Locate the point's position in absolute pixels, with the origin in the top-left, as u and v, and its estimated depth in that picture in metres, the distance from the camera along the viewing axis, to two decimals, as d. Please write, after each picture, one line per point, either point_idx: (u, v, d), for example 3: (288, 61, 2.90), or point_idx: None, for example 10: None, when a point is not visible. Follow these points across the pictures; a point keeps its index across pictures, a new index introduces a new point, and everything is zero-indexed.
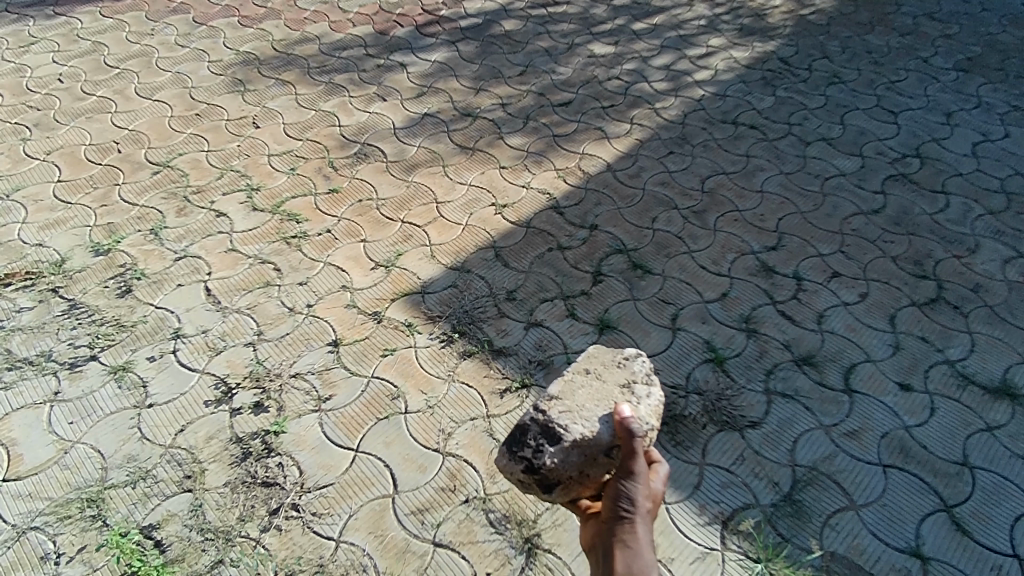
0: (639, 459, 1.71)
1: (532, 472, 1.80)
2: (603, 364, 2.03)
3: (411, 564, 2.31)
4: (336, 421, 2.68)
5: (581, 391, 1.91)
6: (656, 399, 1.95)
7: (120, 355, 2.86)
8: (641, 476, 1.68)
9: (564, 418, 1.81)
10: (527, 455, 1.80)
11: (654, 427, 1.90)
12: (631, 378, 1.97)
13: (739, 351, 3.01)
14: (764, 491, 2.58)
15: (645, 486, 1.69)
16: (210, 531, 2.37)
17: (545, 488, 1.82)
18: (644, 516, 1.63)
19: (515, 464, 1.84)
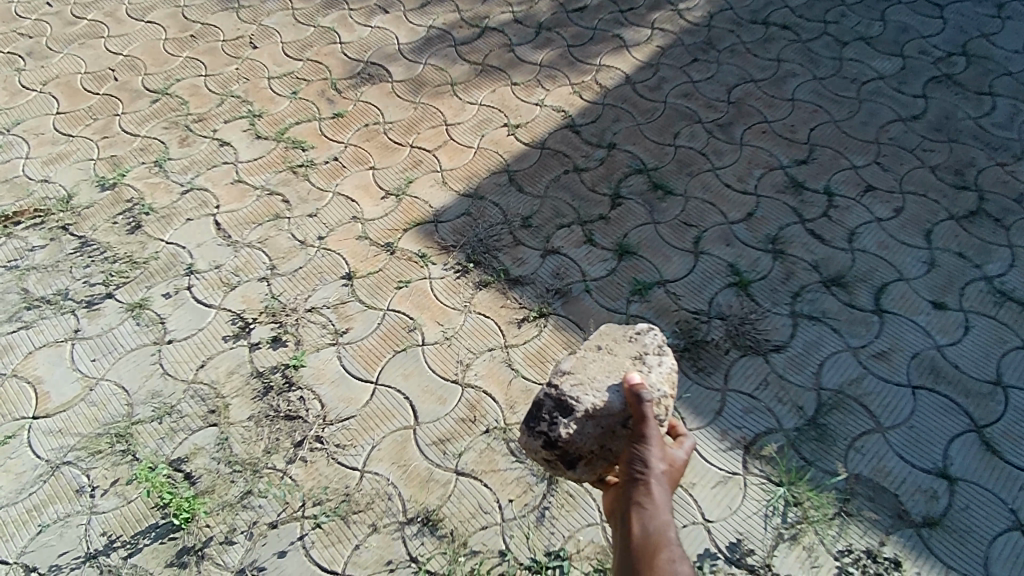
0: (651, 424, 1.62)
1: (551, 447, 1.76)
2: (614, 340, 1.95)
3: (434, 493, 2.35)
4: (353, 354, 2.66)
5: (593, 364, 1.86)
6: (670, 365, 1.88)
7: (136, 292, 2.83)
8: (653, 436, 1.61)
9: (576, 389, 1.77)
10: (543, 430, 1.77)
11: (668, 394, 1.83)
12: (643, 349, 1.89)
13: (765, 274, 2.91)
14: (788, 415, 2.55)
15: (660, 450, 1.61)
16: (238, 463, 2.41)
17: (567, 462, 1.78)
18: (660, 478, 1.56)
19: (535, 441, 1.80)
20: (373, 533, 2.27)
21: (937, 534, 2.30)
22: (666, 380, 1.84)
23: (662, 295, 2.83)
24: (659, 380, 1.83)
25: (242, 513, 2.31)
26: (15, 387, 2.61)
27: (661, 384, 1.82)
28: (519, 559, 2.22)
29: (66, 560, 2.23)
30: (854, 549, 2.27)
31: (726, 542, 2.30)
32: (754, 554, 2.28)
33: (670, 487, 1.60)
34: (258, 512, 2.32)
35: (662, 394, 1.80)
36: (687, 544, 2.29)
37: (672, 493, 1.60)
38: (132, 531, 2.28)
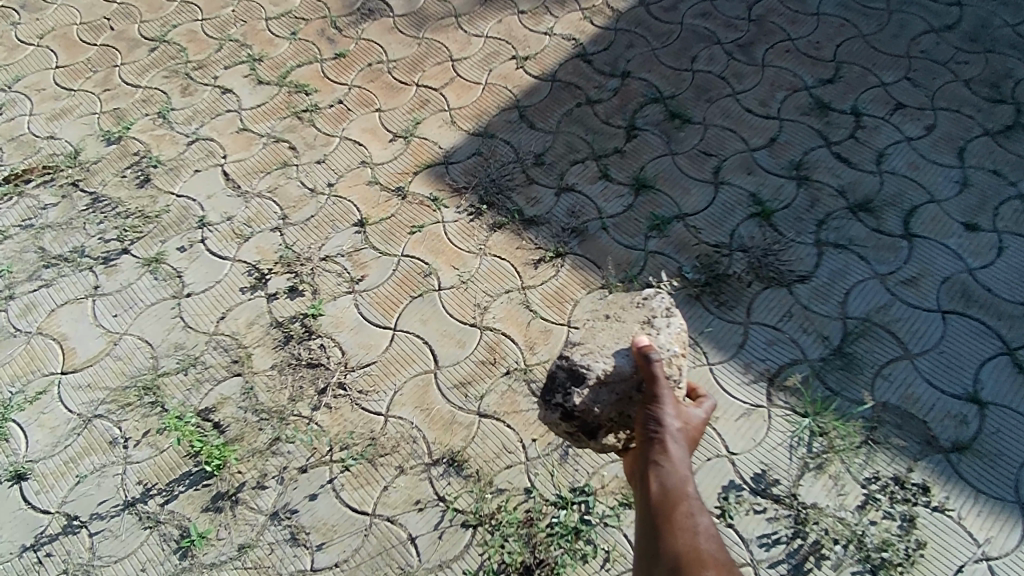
0: (663, 384, 1.62)
1: (569, 418, 1.74)
2: (621, 309, 1.93)
3: (458, 434, 2.36)
4: (371, 302, 2.64)
5: (602, 334, 1.84)
6: (679, 324, 1.84)
7: (151, 247, 2.82)
8: (666, 393, 1.61)
9: (586, 357, 1.75)
10: (559, 402, 1.75)
11: (679, 353, 1.78)
12: (650, 313, 1.85)
13: (788, 202, 2.81)
14: (813, 346, 2.51)
15: (673, 409, 1.61)
16: (265, 411, 2.44)
17: (588, 432, 1.76)
18: (676, 435, 1.57)
19: (553, 414, 1.78)
20: (400, 475, 2.31)
21: (967, 459, 2.28)
22: (676, 339, 1.80)
23: (681, 230, 2.76)
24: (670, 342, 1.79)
25: (272, 459, 2.36)
26: (40, 344, 2.63)
27: (672, 345, 1.78)
28: (545, 495, 2.26)
29: (106, 508, 2.29)
30: (881, 476, 2.27)
31: (751, 473, 2.31)
32: (779, 484, 2.28)
33: (688, 444, 1.61)
34: (288, 457, 2.36)
35: (673, 354, 1.76)
36: (712, 477, 2.31)
37: (690, 449, 1.60)
38: (167, 479, 2.34)
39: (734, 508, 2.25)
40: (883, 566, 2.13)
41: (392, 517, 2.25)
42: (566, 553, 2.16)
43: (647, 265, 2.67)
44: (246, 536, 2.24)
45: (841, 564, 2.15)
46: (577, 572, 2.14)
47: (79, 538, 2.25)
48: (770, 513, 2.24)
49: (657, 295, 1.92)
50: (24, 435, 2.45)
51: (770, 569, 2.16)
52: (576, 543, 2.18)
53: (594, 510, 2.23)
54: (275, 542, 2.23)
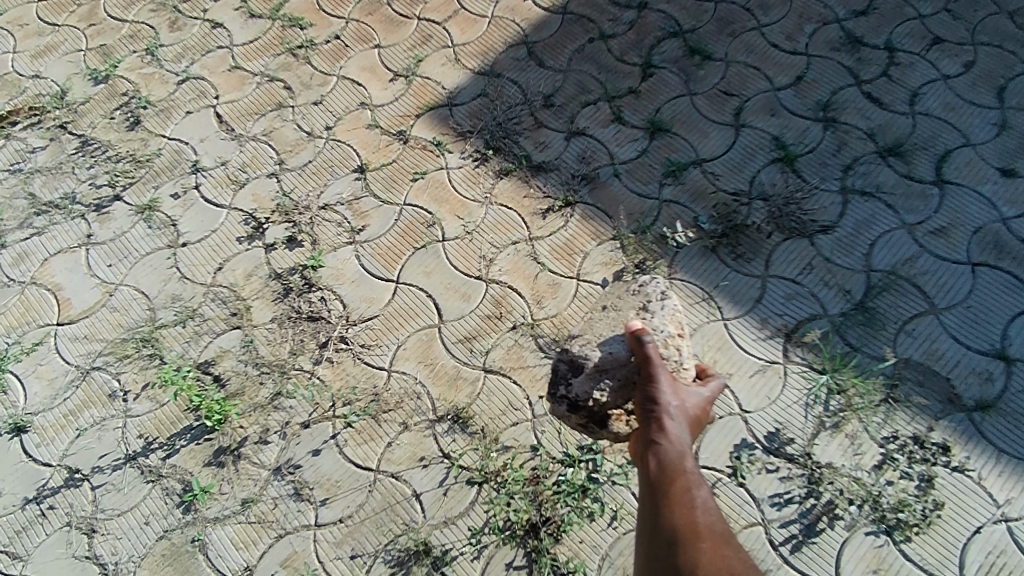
0: (657, 364, 1.54)
1: (574, 408, 1.72)
2: (618, 296, 1.85)
3: (463, 391, 2.30)
4: (372, 253, 2.54)
5: (599, 323, 1.76)
6: (672, 306, 1.77)
7: (144, 193, 2.71)
8: (659, 370, 1.55)
9: (585, 348, 1.72)
10: (563, 394, 1.73)
11: (675, 333, 1.73)
12: (645, 298, 1.77)
13: (814, 146, 2.64)
14: (833, 300, 2.39)
15: (670, 387, 1.55)
16: (265, 365, 2.38)
17: (598, 421, 1.73)
18: (673, 412, 1.52)
19: (560, 407, 1.76)
20: (404, 431, 2.27)
21: (990, 418, 2.20)
22: (671, 320, 1.73)
23: (698, 176, 2.61)
24: (663, 325, 1.72)
25: (274, 414, 2.31)
26: (35, 294, 2.56)
27: (665, 327, 1.71)
28: (551, 453, 2.21)
29: (107, 462, 2.27)
30: (899, 435, 2.20)
31: (764, 432, 2.24)
32: (794, 443, 2.22)
33: (688, 420, 1.55)
34: (290, 413, 2.31)
35: (666, 337, 1.70)
36: (723, 435, 2.24)
37: (691, 426, 1.54)
38: (169, 433, 2.30)
39: (746, 467, 2.19)
40: (899, 527, 2.08)
41: (396, 474, 2.21)
42: (573, 511, 2.13)
43: (661, 215, 2.54)
44: (249, 491, 2.22)
45: (855, 524, 2.10)
46: (583, 530, 2.11)
47: (82, 492, 2.23)
48: (783, 472, 2.19)
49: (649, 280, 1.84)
50: (22, 387, 2.40)
51: (781, 529, 2.12)
52: (583, 502, 2.14)
53: (602, 468, 2.18)
54: (278, 497, 2.21)
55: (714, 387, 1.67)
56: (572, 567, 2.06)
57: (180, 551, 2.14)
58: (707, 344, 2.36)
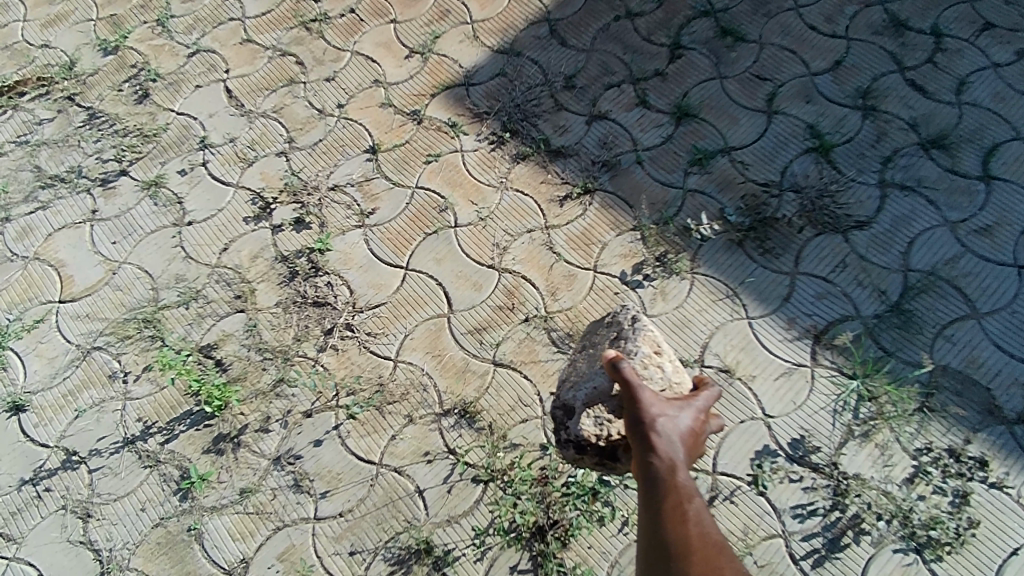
0: (635, 384, 1.46)
1: (580, 451, 1.66)
2: (598, 334, 1.87)
3: (471, 384, 2.21)
4: (382, 238, 2.44)
5: (583, 364, 1.82)
6: (644, 324, 1.74)
7: (151, 169, 2.63)
8: (639, 385, 1.46)
9: (571, 389, 1.74)
10: (565, 438, 1.68)
11: (651, 352, 1.69)
12: (618, 327, 1.77)
13: (851, 136, 2.49)
14: (867, 301, 2.25)
15: (654, 404, 1.44)
16: (268, 350, 2.30)
17: (610, 455, 1.65)
18: (660, 428, 1.39)
19: (570, 453, 1.71)
20: (409, 424, 2.18)
21: None
22: (645, 339, 1.70)
23: (726, 166, 2.47)
24: (637, 345, 1.70)
25: (276, 401, 2.24)
26: (38, 270, 2.50)
27: (640, 347, 1.69)
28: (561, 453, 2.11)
29: (105, 445, 2.21)
30: (934, 447, 2.07)
31: (788, 439, 2.11)
32: (820, 452, 2.09)
33: (685, 437, 1.41)
34: (292, 401, 2.24)
35: (641, 358, 1.67)
36: (745, 440, 2.12)
37: (688, 441, 1.41)
38: (168, 417, 2.24)
39: (768, 476, 2.07)
40: (929, 545, 1.96)
41: (399, 468, 2.13)
42: (582, 515, 2.04)
43: (685, 205, 2.41)
44: (248, 480, 2.15)
45: (882, 540, 1.98)
46: (592, 535, 2.02)
47: (78, 474, 2.18)
48: (806, 482, 2.06)
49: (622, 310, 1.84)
50: (22, 364, 2.35)
51: (803, 542, 2.00)
52: (593, 505, 2.05)
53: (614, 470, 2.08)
54: (278, 487, 2.13)
55: (709, 394, 1.52)
56: (579, 573, 1.97)
57: (175, 540, 2.08)
58: (730, 344, 2.23)
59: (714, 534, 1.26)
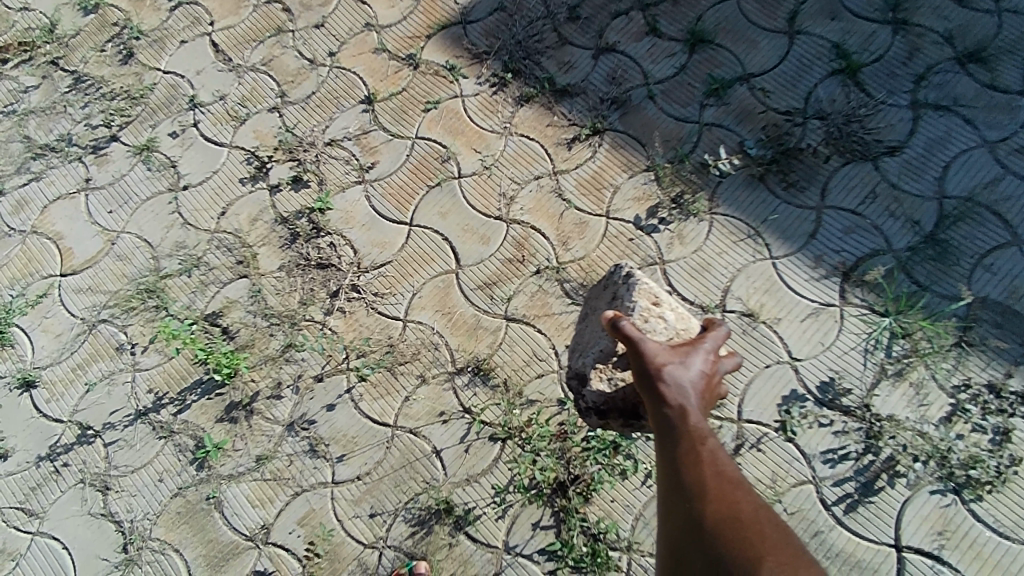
0: (637, 339, 1.37)
1: (603, 415, 1.57)
2: (598, 297, 1.78)
3: (483, 341, 2.13)
4: (383, 193, 2.34)
5: (587, 329, 1.73)
6: (638, 278, 1.64)
7: (142, 133, 2.53)
8: (640, 337, 1.38)
9: (578, 358, 1.66)
10: (584, 408, 1.60)
11: (649, 303, 1.58)
12: (614, 290, 1.68)
13: (880, 55, 2.31)
14: (899, 233, 2.12)
15: (660, 353, 1.35)
16: (275, 315, 2.24)
17: (633, 414, 1.56)
18: (668, 378, 1.31)
19: (594, 420, 1.62)
20: (422, 385, 2.12)
21: None
22: (641, 292, 1.60)
23: (745, 95, 2.31)
24: (632, 300, 1.59)
25: (286, 366, 2.19)
26: (37, 244, 2.44)
27: (636, 300, 1.58)
28: None
29: (118, 418, 2.19)
30: (972, 384, 1.98)
31: (817, 382, 2.03)
32: (850, 394, 2.01)
33: (698, 383, 1.33)
34: (302, 365, 2.18)
35: (639, 311, 1.56)
36: (771, 386, 2.04)
37: (700, 385, 1.33)
38: (178, 387, 2.20)
39: (797, 422, 2.00)
40: (969, 485, 1.89)
41: (415, 429, 2.08)
42: (604, 469, 1.99)
43: (702, 141, 2.27)
44: (263, 447, 2.12)
45: (919, 482, 1.91)
46: (615, 489, 1.98)
47: (94, 448, 2.16)
48: (837, 426, 1.99)
49: (618, 268, 1.74)
50: (29, 340, 2.32)
51: (835, 488, 1.94)
52: (615, 459, 1.99)
53: None
54: (294, 453, 2.10)
55: (717, 333, 1.44)
56: (604, 527, 1.94)
57: (195, 509, 2.07)
58: (753, 287, 2.12)
59: (731, 471, 1.21)
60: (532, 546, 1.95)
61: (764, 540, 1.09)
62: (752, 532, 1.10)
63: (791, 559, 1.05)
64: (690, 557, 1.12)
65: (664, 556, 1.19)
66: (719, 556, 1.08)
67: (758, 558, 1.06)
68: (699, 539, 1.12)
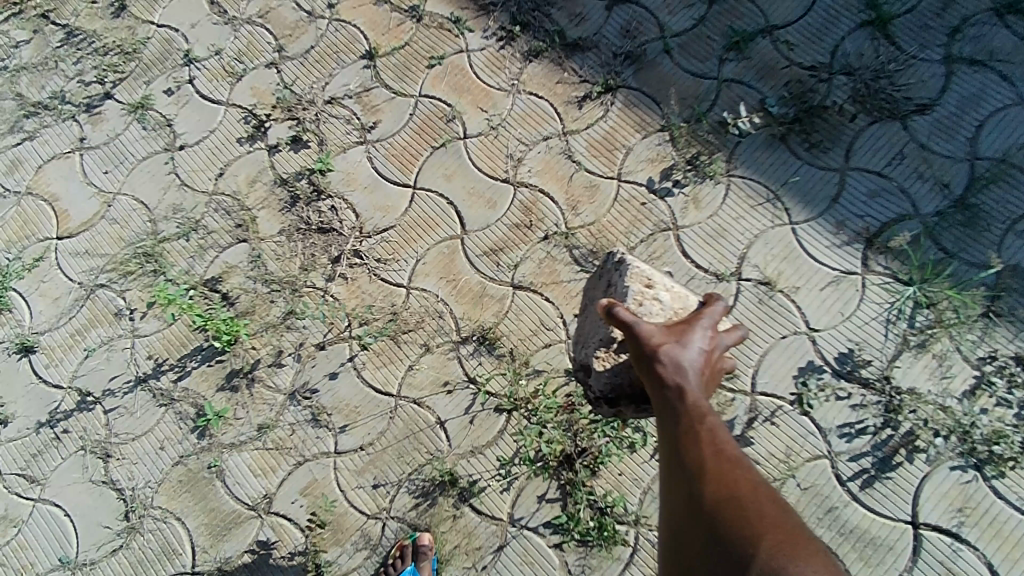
0: (632, 322, 1.31)
1: (613, 403, 1.50)
2: (595, 285, 1.70)
3: (489, 309, 2.06)
4: (385, 154, 2.24)
5: (587, 316, 1.66)
6: (630, 263, 1.56)
7: (136, 90, 2.43)
8: (635, 319, 1.32)
9: (581, 349, 1.59)
10: (593, 397, 1.53)
11: (643, 286, 1.50)
12: (609, 279, 1.61)
13: (913, 5, 2.15)
14: (927, 197, 2.00)
15: (655, 334, 1.28)
16: (275, 282, 2.17)
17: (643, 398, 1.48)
18: (664, 359, 1.24)
19: (607, 409, 1.55)
20: (426, 354, 2.06)
21: None
22: (633, 277, 1.51)
23: (768, 49, 2.17)
24: (625, 284, 1.51)
25: (288, 334, 2.13)
26: (32, 206, 2.38)
27: (628, 285, 1.50)
28: None
29: (118, 384, 2.15)
30: (998, 356, 1.89)
31: (836, 354, 1.94)
32: (870, 366, 1.92)
33: (697, 362, 1.25)
34: (303, 333, 2.12)
35: (633, 295, 1.48)
36: (787, 357, 1.95)
37: (699, 364, 1.25)
38: (178, 354, 2.16)
39: (814, 395, 1.92)
40: (991, 461, 1.82)
41: (419, 399, 2.03)
42: (612, 442, 1.93)
43: (720, 98, 2.15)
44: (265, 416, 2.08)
45: (939, 458, 1.84)
46: (624, 462, 1.92)
47: (95, 415, 2.13)
48: (855, 399, 1.91)
49: (613, 254, 1.65)
50: (27, 305, 2.27)
51: (851, 463, 1.87)
52: (623, 431, 1.93)
53: None
54: (296, 422, 2.06)
55: (715, 308, 1.37)
56: (611, 501, 1.89)
57: (198, 477, 2.05)
58: (772, 254, 2.02)
59: (731, 449, 1.15)
60: (538, 519, 1.91)
61: (765, 517, 1.03)
62: (752, 512, 1.04)
63: (792, 537, 0.99)
64: (691, 538, 1.07)
65: (666, 542, 1.14)
66: (718, 535, 1.03)
67: (757, 537, 1.00)
68: (700, 520, 1.07)
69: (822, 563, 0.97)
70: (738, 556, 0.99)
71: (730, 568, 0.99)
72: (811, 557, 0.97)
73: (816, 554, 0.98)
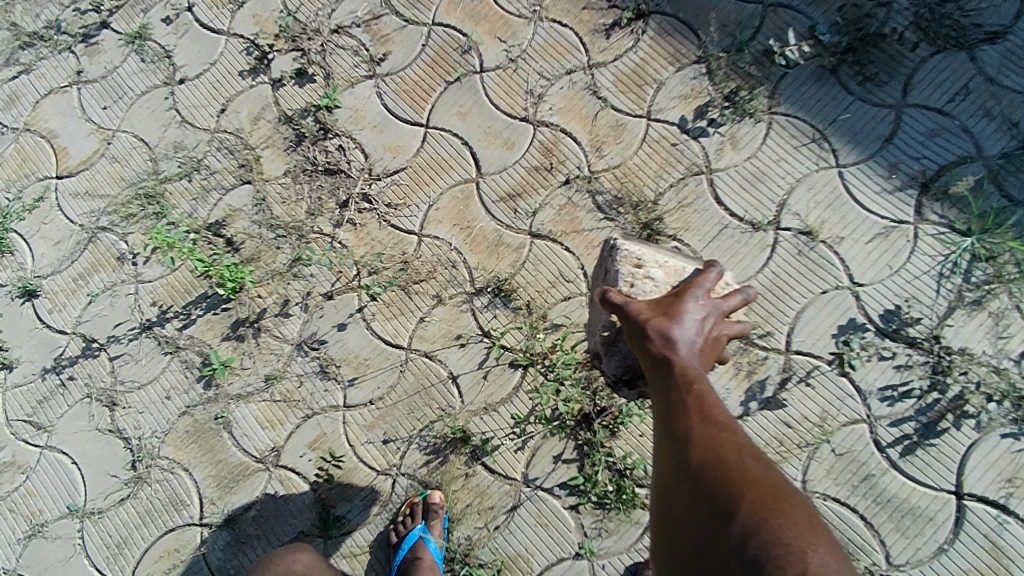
0: (621, 305, 1.21)
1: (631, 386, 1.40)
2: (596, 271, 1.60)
3: (505, 259, 1.93)
4: (396, 90, 2.08)
5: (593, 302, 1.56)
6: (619, 245, 1.46)
7: (133, 19, 2.28)
8: (625, 300, 1.22)
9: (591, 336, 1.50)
10: (612, 383, 1.43)
11: (634, 267, 1.40)
12: (603, 266, 1.52)
13: None
14: (994, 138, 1.79)
15: (643, 312, 1.17)
16: (280, 227, 2.04)
17: None
18: (653, 336, 1.14)
19: (629, 392, 1.45)
20: (438, 305, 1.94)
21: None
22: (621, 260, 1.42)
23: None
24: (615, 268, 1.42)
25: (294, 283, 2.02)
26: (31, 144, 2.28)
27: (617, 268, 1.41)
28: None
29: (123, 331, 2.08)
30: None
31: (881, 311, 1.77)
32: (920, 324, 1.75)
33: (691, 334, 1.13)
34: (310, 282, 2.01)
35: (623, 277, 1.39)
36: (827, 314, 1.79)
37: (690, 335, 1.13)
38: (183, 301, 2.07)
39: (856, 355, 1.76)
40: None
41: (430, 353, 1.92)
42: (633, 402, 1.81)
43: (765, 25, 1.92)
44: (272, 367, 1.99)
45: (990, 425, 1.69)
46: (645, 424, 1.81)
47: (100, 362, 2.08)
48: (900, 360, 1.75)
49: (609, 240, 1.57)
50: (29, 248, 2.20)
51: (892, 428, 1.73)
52: None
53: None
54: (303, 374, 1.98)
55: (709, 275, 1.24)
56: (630, 463, 1.79)
57: (204, 428, 1.99)
58: (815, 201, 1.84)
59: (719, 413, 1.05)
60: (553, 479, 1.82)
61: (750, 479, 0.95)
62: (735, 473, 0.95)
63: (775, 498, 0.91)
64: (679, 511, 0.99)
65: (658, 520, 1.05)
66: (703, 503, 0.95)
67: (740, 502, 0.91)
68: (685, 490, 0.98)
69: (808, 523, 0.88)
70: (721, 523, 0.91)
71: (714, 541, 0.91)
72: (794, 515, 0.88)
73: (799, 512, 0.90)
